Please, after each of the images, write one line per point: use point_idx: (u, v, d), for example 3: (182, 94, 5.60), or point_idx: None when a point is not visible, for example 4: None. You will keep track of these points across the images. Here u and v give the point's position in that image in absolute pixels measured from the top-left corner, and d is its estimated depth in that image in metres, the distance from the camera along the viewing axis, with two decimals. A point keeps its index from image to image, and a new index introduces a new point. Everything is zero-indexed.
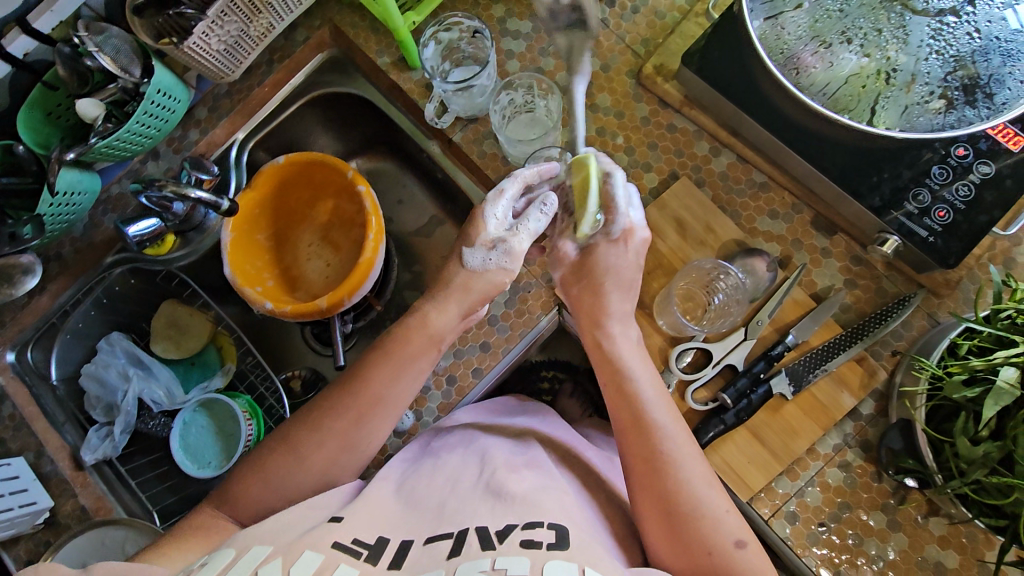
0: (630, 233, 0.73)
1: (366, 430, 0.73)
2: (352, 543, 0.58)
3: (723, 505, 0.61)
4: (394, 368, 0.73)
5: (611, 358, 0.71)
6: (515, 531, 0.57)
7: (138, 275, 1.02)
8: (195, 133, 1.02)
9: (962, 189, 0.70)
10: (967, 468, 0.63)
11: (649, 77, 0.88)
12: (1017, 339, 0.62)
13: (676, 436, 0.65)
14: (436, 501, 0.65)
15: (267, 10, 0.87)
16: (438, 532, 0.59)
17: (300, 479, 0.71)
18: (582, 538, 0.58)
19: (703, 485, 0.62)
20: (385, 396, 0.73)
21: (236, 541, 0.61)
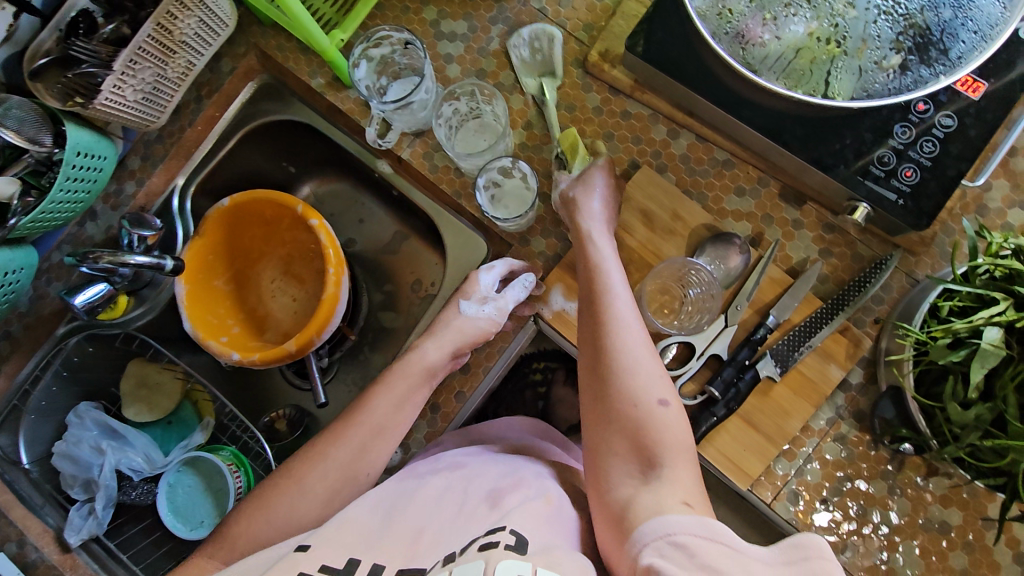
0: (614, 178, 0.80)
1: (370, 461, 0.72)
2: (319, 571, 0.57)
3: (656, 370, 0.64)
4: (396, 398, 0.74)
5: (586, 236, 0.75)
6: (476, 542, 0.57)
7: (96, 341, 0.97)
8: (131, 185, 0.97)
9: (926, 146, 0.68)
10: (961, 432, 0.63)
11: (595, 64, 0.84)
12: (998, 296, 0.61)
13: (632, 308, 0.69)
14: (415, 526, 0.64)
15: (182, 49, 0.82)
16: (411, 566, 0.59)
17: (302, 506, 0.68)
18: (543, 542, 0.58)
19: (645, 352, 0.65)
20: (386, 425, 0.73)
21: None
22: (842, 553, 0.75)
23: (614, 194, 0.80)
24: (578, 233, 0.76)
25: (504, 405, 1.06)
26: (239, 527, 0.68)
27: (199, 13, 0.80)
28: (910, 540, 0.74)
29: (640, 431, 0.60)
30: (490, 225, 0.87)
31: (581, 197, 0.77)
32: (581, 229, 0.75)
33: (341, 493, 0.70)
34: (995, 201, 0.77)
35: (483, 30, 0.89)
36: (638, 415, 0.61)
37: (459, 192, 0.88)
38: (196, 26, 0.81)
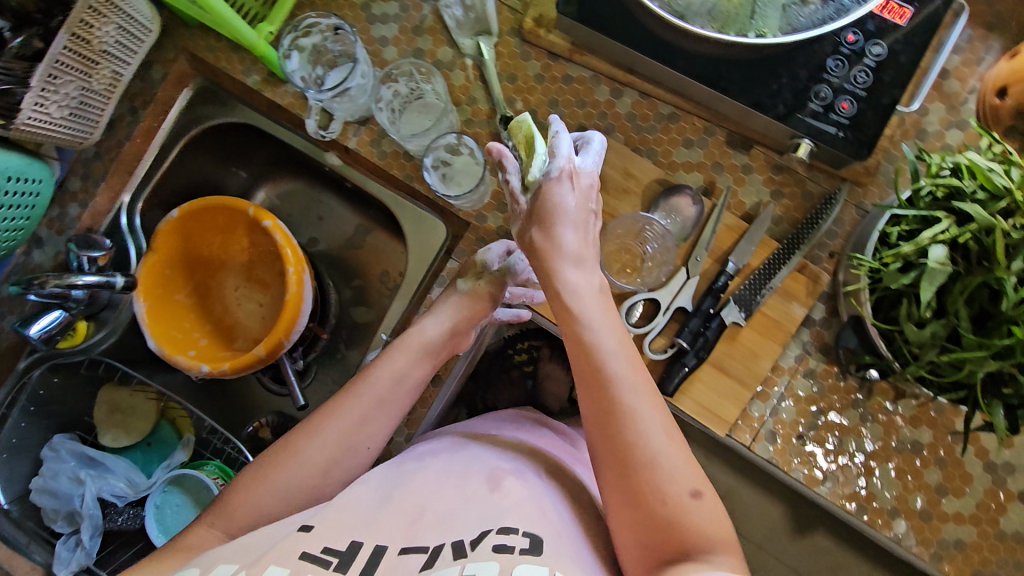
0: (588, 190, 0.67)
1: (368, 435, 0.68)
2: (322, 552, 0.55)
3: (680, 457, 0.55)
4: (396, 367, 0.71)
5: (569, 294, 0.62)
6: (488, 536, 0.55)
7: (60, 371, 0.94)
8: (74, 207, 0.93)
9: (860, 76, 0.69)
10: (919, 351, 0.64)
11: (532, 31, 0.83)
12: (940, 215, 0.62)
13: (640, 383, 0.58)
14: (416, 506, 0.61)
15: (105, 58, 0.80)
16: (413, 544, 0.56)
17: (298, 478, 0.64)
18: (555, 542, 0.56)
19: (664, 438, 0.56)
20: (386, 396, 0.70)
21: (199, 560, 0.57)
22: (822, 484, 0.77)
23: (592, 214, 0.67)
24: (558, 292, 0.63)
25: (485, 385, 1.07)
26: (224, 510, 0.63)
27: (117, 19, 0.78)
28: (886, 464, 0.76)
29: (677, 536, 0.52)
30: (446, 206, 0.87)
31: (554, 243, 0.64)
32: (561, 287, 0.63)
33: (338, 462, 0.66)
34: (934, 125, 0.79)
35: (415, 8, 0.88)
36: (676, 526, 0.52)
37: (410, 176, 0.87)
38: (115, 33, 0.79)
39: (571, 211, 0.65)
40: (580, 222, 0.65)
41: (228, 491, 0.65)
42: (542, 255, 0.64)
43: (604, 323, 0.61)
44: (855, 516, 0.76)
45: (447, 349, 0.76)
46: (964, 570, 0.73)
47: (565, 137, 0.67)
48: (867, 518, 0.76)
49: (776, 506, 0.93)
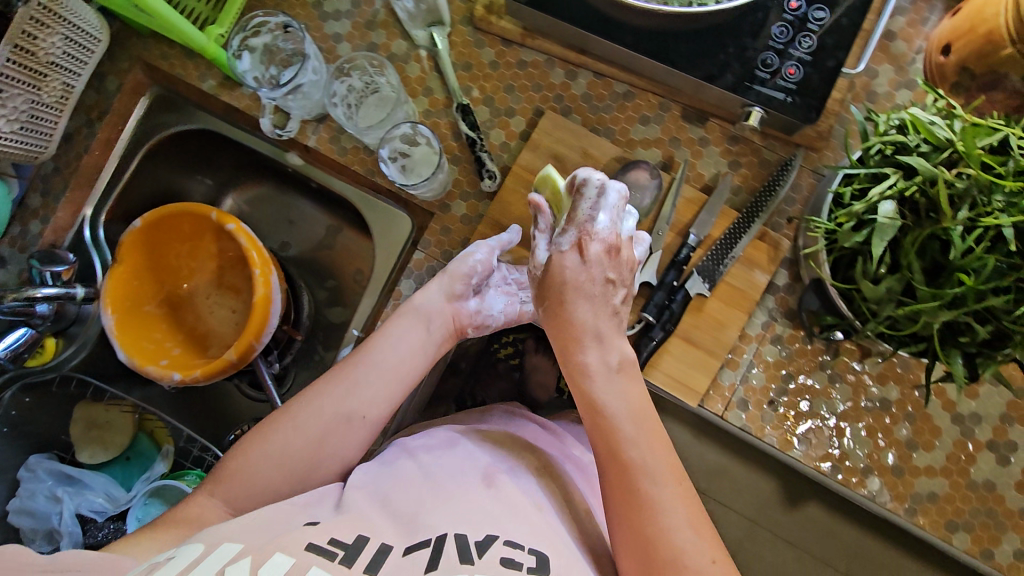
0: (604, 259, 0.66)
1: (361, 401, 0.66)
2: (328, 544, 0.53)
3: (703, 552, 0.56)
4: (388, 334, 0.71)
5: (586, 375, 0.64)
6: (495, 545, 0.54)
7: (32, 391, 0.93)
8: (36, 224, 0.92)
9: (805, 41, 0.69)
10: (877, 307, 0.65)
11: (483, 18, 0.84)
12: (888, 171, 0.63)
13: (662, 472, 0.59)
14: (414, 505, 0.60)
15: (53, 70, 0.79)
16: (416, 541, 0.55)
17: (294, 444, 0.64)
18: (561, 557, 0.55)
19: (687, 530, 0.57)
20: (378, 362, 0.69)
21: (205, 536, 0.54)
22: (796, 447, 0.77)
23: (610, 287, 0.67)
24: (577, 373, 0.65)
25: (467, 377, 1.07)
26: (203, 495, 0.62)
27: (62, 30, 0.77)
28: (857, 423, 0.77)
29: None
30: (409, 197, 0.87)
31: (573, 323, 0.65)
32: (580, 364, 0.65)
33: (333, 431, 0.65)
34: (883, 86, 0.80)
35: (367, 3, 0.88)
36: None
37: (372, 170, 0.87)
38: (62, 44, 0.78)
39: (585, 286, 0.66)
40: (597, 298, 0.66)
41: (228, 455, 0.65)
42: (560, 333, 0.66)
43: (631, 414, 0.62)
44: (830, 477, 0.77)
45: (446, 319, 0.74)
46: (939, 521, 0.75)
47: (592, 191, 0.67)
48: (842, 477, 0.77)
49: (768, 481, 0.98)
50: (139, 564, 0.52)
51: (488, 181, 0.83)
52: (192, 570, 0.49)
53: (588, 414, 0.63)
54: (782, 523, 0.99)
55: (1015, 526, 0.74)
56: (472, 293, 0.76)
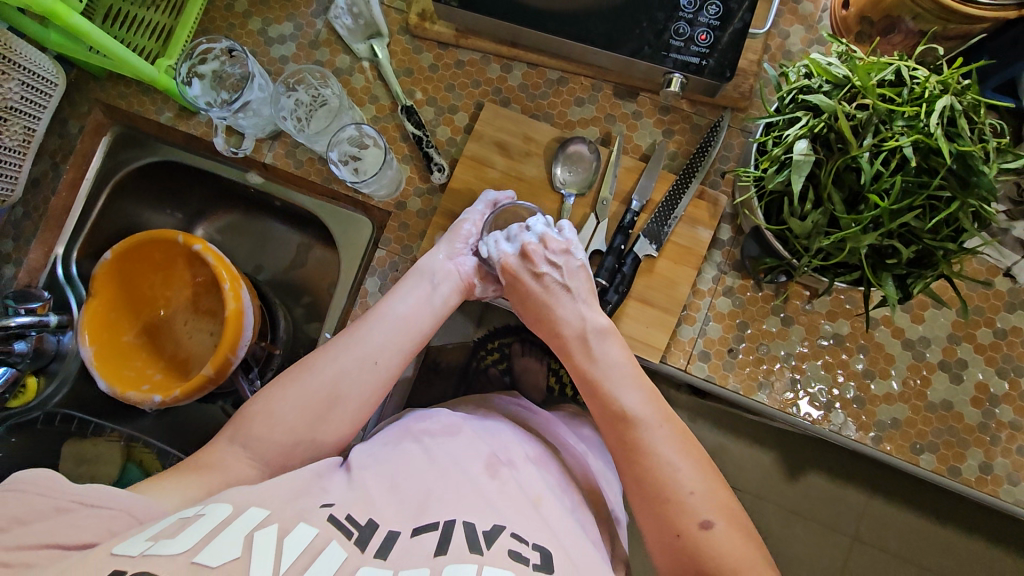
0: (529, 264, 0.74)
1: (372, 346, 0.68)
2: (345, 519, 0.55)
3: (690, 486, 0.58)
4: (397, 292, 0.74)
5: (571, 347, 0.70)
6: (502, 536, 0.56)
7: (18, 432, 0.93)
8: (10, 268, 0.96)
9: (712, 8, 0.73)
10: (809, 242, 0.68)
11: (417, 25, 0.89)
12: (800, 114, 0.67)
13: (650, 417, 0.63)
14: (422, 488, 0.61)
15: (13, 115, 0.83)
16: (423, 524, 0.56)
17: (311, 386, 0.65)
18: (563, 552, 0.57)
19: (674, 465, 0.59)
20: (390, 315, 0.71)
21: (230, 497, 0.55)
22: (760, 392, 0.80)
23: (547, 279, 0.73)
24: (563, 346, 0.71)
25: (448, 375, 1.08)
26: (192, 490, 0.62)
27: (18, 76, 0.81)
28: (815, 362, 0.79)
29: (691, 561, 0.56)
30: (366, 199, 0.90)
31: (551, 306, 0.73)
32: (564, 339, 0.71)
33: (347, 375, 0.66)
34: (796, 45, 0.86)
35: (309, 25, 0.93)
36: (688, 552, 0.56)
37: (328, 178, 0.91)
38: (19, 89, 0.82)
39: (539, 292, 0.73)
40: (553, 291, 0.73)
41: (252, 400, 0.66)
42: (544, 319, 0.73)
43: (622, 373, 0.67)
44: (797, 416, 0.79)
45: (449, 273, 0.76)
46: (904, 445, 0.77)
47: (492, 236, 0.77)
48: (807, 414, 0.79)
49: (770, 454, 1.10)
50: (172, 517, 0.52)
51: (438, 174, 0.87)
52: (222, 530, 0.50)
53: (580, 376, 0.68)
54: (785, 493, 1.10)
55: (976, 441, 0.76)
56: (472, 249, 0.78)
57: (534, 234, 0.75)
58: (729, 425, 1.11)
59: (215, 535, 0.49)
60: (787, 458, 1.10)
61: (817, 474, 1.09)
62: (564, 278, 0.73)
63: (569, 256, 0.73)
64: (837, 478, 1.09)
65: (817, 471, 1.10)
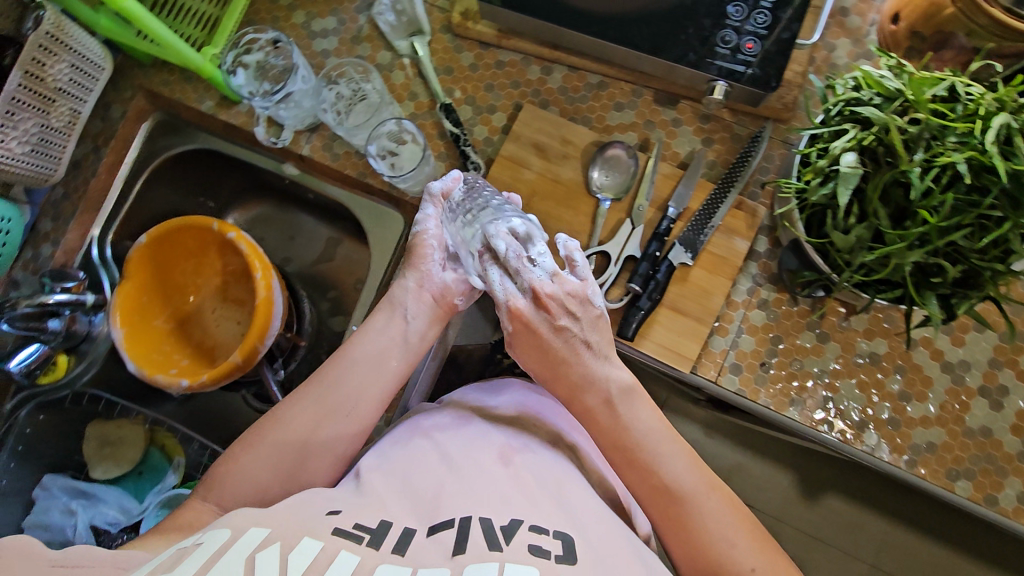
0: (545, 313, 0.65)
1: (343, 398, 0.68)
2: (354, 528, 0.54)
3: (749, 562, 0.59)
4: (364, 334, 0.71)
5: (597, 410, 0.66)
6: (521, 531, 0.54)
7: (46, 410, 0.95)
8: (47, 247, 0.97)
9: (760, 17, 0.73)
10: (851, 257, 0.67)
11: (460, 24, 0.89)
12: (847, 126, 0.66)
13: (695, 487, 0.62)
14: (436, 486, 0.60)
15: (60, 96, 0.84)
16: (438, 522, 0.56)
17: (282, 443, 0.66)
18: (586, 539, 0.56)
19: (727, 539, 0.60)
20: (359, 360, 0.70)
21: (229, 521, 0.54)
22: (791, 408, 0.78)
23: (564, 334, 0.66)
24: (588, 415, 0.66)
25: None
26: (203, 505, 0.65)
27: (69, 58, 0.83)
28: (849, 380, 0.78)
29: None
30: (400, 194, 0.90)
31: (574, 364, 0.66)
32: (587, 402, 0.66)
33: (321, 419, 0.67)
34: (842, 58, 0.85)
35: (352, 20, 0.94)
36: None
37: (364, 172, 0.91)
38: (69, 72, 0.84)
39: (559, 346, 0.66)
40: (572, 346, 0.67)
41: (239, 441, 0.67)
42: (563, 376, 0.67)
43: (658, 439, 0.65)
44: (828, 435, 0.77)
45: (426, 309, 0.72)
46: (940, 471, 0.75)
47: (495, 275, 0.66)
48: (839, 434, 0.77)
49: (788, 474, 1.08)
50: (171, 550, 0.53)
51: (474, 172, 0.88)
52: (221, 556, 0.49)
53: (612, 447, 0.65)
54: (803, 517, 1.08)
55: (1014, 470, 0.74)
56: (445, 266, 0.74)
57: (542, 271, 0.66)
58: (747, 442, 1.09)
59: (215, 562, 0.49)
60: (806, 478, 1.08)
61: (837, 497, 1.07)
62: (584, 332, 0.67)
63: (589, 307, 0.66)
64: (856, 502, 1.07)
65: (836, 496, 1.08)
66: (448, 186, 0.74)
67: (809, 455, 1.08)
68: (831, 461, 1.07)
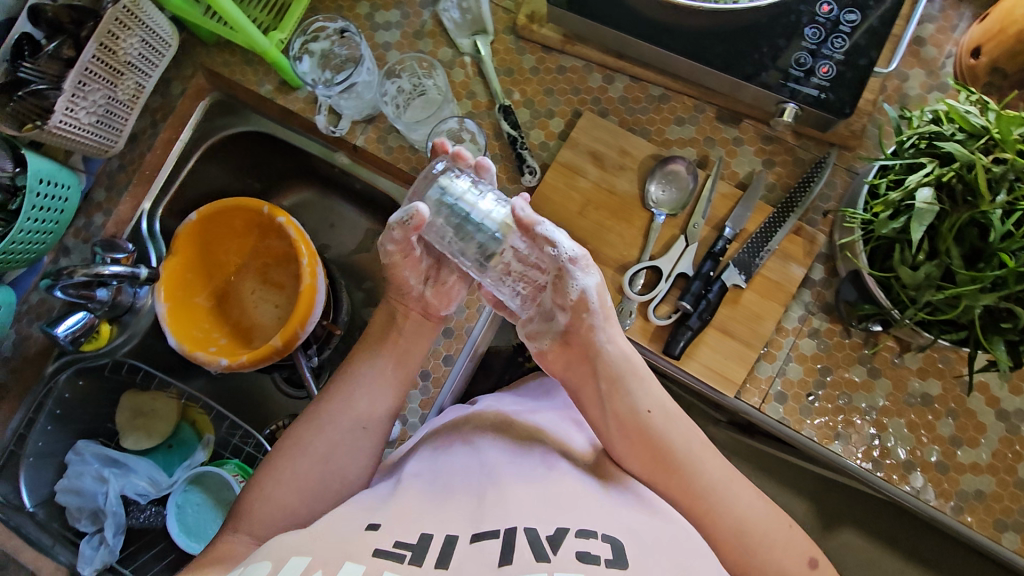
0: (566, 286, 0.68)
1: (359, 411, 0.69)
2: (394, 547, 0.52)
3: (783, 520, 0.63)
4: (370, 349, 0.73)
5: (621, 382, 0.66)
6: (568, 538, 0.51)
7: (85, 375, 0.95)
8: (99, 216, 0.98)
9: (837, 41, 0.73)
10: (917, 294, 0.65)
11: (525, 26, 0.89)
12: (924, 160, 0.64)
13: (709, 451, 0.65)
14: (476, 494, 0.59)
15: (129, 70, 0.86)
16: (483, 530, 0.54)
17: (303, 466, 0.65)
18: (637, 541, 0.53)
19: (757, 503, 0.63)
20: (362, 373, 0.71)
21: (269, 552, 0.54)
22: (835, 442, 0.77)
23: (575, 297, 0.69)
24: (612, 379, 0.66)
25: None
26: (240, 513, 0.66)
27: (140, 33, 0.84)
28: (898, 420, 0.76)
29: None
30: None
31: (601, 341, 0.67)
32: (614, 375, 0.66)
33: (335, 437, 0.67)
34: (914, 89, 0.83)
35: (415, 14, 0.93)
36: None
37: (417, 168, 0.91)
38: (139, 47, 0.85)
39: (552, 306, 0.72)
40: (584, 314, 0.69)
41: (257, 469, 0.67)
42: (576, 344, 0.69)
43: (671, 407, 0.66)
44: (871, 473, 0.75)
45: (421, 326, 0.75)
46: (987, 520, 0.73)
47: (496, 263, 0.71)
48: (883, 474, 0.75)
49: (806, 504, 1.06)
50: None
51: (529, 176, 0.87)
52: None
53: (636, 414, 0.64)
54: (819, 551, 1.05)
55: None
56: (426, 279, 0.74)
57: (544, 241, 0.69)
58: (766, 468, 1.06)
59: None
60: (825, 510, 1.05)
61: (854, 532, 1.05)
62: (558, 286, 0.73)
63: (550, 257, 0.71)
64: (877, 540, 1.04)
65: (855, 532, 1.05)
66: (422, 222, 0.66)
67: (829, 487, 1.05)
68: (851, 496, 1.05)
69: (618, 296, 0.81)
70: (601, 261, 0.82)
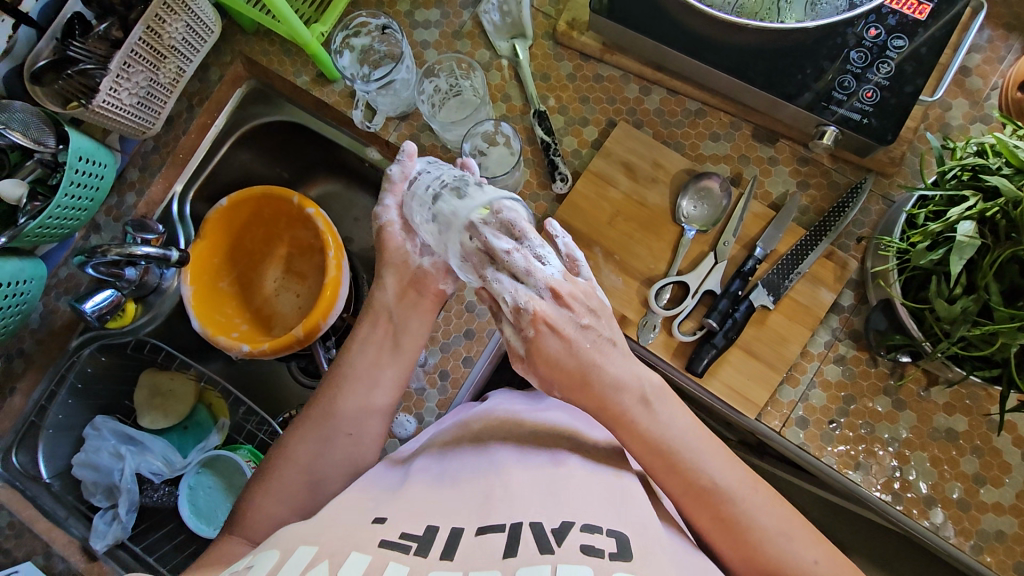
0: (567, 311, 0.62)
1: (343, 418, 0.69)
2: (400, 538, 0.52)
3: (810, 556, 0.58)
4: (361, 349, 0.72)
5: (634, 427, 0.61)
6: (573, 532, 0.51)
7: (108, 351, 0.97)
8: (131, 196, 0.99)
9: (883, 67, 0.72)
10: (951, 328, 0.64)
11: (565, 33, 0.88)
12: (967, 193, 0.63)
13: (736, 483, 0.60)
14: (485, 487, 0.58)
15: (172, 54, 0.86)
16: (489, 522, 0.53)
17: (288, 479, 0.67)
18: (643, 542, 0.52)
19: (790, 538, 0.58)
20: (351, 371, 0.72)
21: (279, 543, 0.54)
22: (854, 471, 0.75)
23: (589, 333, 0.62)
24: (623, 423, 0.61)
25: None
26: (255, 499, 0.67)
27: (185, 18, 0.85)
28: (921, 453, 0.75)
29: None
30: None
31: (600, 365, 0.61)
32: (617, 409, 0.61)
33: (331, 431, 0.69)
34: (957, 119, 0.82)
35: (455, 15, 0.93)
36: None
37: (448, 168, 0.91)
38: (183, 31, 0.86)
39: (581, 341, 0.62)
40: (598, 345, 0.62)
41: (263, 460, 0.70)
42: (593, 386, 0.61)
43: (694, 440, 0.61)
44: (890, 506, 0.74)
45: (412, 318, 0.73)
46: (1006, 562, 0.72)
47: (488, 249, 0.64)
48: (902, 508, 0.74)
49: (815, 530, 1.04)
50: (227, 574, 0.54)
51: (560, 183, 0.87)
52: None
53: (647, 454, 0.61)
54: None
55: None
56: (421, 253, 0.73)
57: (555, 269, 0.64)
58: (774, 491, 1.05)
59: None
60: (832, 537, 1.04)
61: (861, 562, 1.03)
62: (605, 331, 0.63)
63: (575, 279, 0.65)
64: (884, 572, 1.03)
65: (862, 563, 1.04)
66: (407, 171, 0.74)
67: (838, 515, 1.04)
68: (859, 524, 1.04)
69: (643, 309, 0.81)
70: (628, 273, 0.82)
